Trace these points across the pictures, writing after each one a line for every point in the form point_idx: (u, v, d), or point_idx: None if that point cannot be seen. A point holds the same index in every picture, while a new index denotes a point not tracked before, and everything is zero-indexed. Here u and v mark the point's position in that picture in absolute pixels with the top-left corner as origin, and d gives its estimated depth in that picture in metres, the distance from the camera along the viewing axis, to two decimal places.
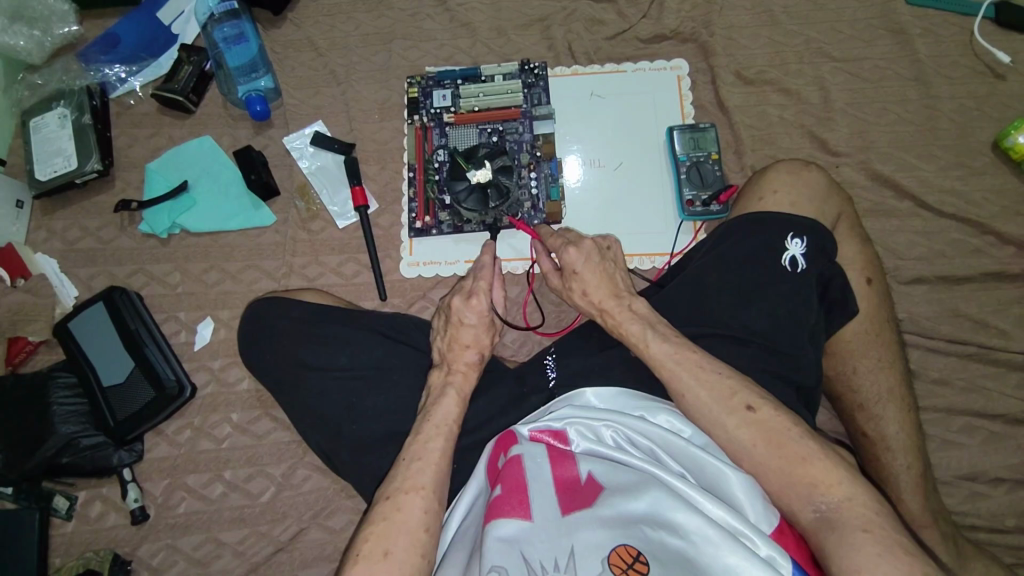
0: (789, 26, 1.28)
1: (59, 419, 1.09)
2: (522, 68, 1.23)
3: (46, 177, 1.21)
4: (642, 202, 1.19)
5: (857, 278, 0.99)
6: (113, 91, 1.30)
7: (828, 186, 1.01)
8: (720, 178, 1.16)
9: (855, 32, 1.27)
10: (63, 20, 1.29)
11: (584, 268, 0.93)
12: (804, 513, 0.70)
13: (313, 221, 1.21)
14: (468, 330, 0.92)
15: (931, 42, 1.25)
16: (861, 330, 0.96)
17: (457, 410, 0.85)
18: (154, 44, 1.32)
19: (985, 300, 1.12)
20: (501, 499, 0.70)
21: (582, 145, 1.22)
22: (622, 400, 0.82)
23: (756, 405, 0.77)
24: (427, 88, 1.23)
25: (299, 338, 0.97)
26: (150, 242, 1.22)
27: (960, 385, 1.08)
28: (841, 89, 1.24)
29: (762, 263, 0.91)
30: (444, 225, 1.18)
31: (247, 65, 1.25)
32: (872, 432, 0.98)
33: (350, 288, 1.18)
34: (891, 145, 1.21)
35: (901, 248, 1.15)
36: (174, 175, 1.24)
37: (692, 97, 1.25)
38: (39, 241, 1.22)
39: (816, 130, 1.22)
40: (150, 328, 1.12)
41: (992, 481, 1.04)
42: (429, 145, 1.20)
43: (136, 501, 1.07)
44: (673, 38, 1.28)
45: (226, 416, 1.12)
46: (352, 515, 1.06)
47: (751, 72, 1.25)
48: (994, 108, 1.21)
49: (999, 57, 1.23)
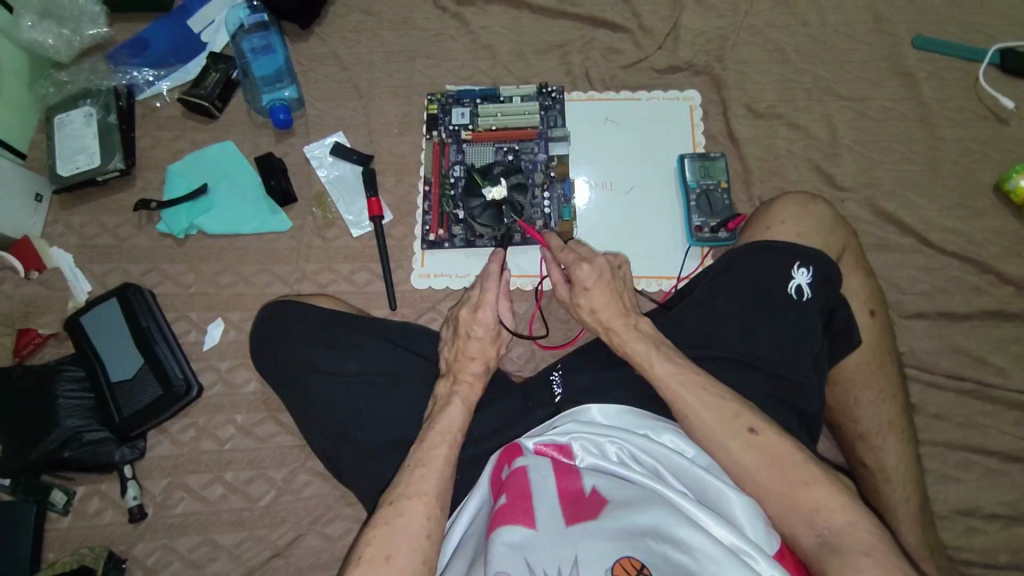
0: (799, 64, 1.32)
1: (64, 413, 1.09)
2: (539, 91, 1.27)
3: (68, 172, 1.23)
4: (652, 225, 1.22)
5: (861, 310, 1.01)
6: (140, 94, 1.33)
7: (834, 220, 1.04)
8: (729, 206, 1.18)
9: (862, 73, 1.31)
10: (93, 22, 1.33)
11: (595, 286, 0.95)
12: (807, 537, 0.71)
13: (328, 229, 1.23)
14: (477, 341, 0.93)
15: (936, 86, 1.30)
16: (864, 361, 0.98)
17: (463, 419, 0.86)
18: (183, 50, 1.36)
19: (985, 338, 1.14)
20: (506, 507, 0.71)
21: (595, 168, 1.25)
22: (626, 418, 0.84)
23: (758, 428, 0.78)
24: (447, 106, 1.27)
25: (310, 342, 0.98)
26: (166, 241, 1.24)
27: (958, 421, 1.09)
28: (848, 127, 1.28)
29: (768, 290, 0.93)
30: (457, 239, 1.20)
31: (273, 75, 1.30)
32: (873, 463, 0.98)
33: (361, 296, 1.20)
34: (895, 182, 1.24)
35: (903, 283, 1.17)
36: (193, 177, 1.27)
37: (703, 127, 1.29)
38: (56, 235, 1.24)
39: (823, 164, 1.25)
40: (162, 326, 1.13)
41: (989, 518, 1.05)
42: (446, 160, 1.23)
43: (135, 498, 1.07)
44: (686, 70, 1.32)
45: (230, 417, 1.12)
46: (351, 523, 1.06)
47: (761, 106, 1.29)
48: (995, 151, 1.25)
49: (1002, 102, 1.27)
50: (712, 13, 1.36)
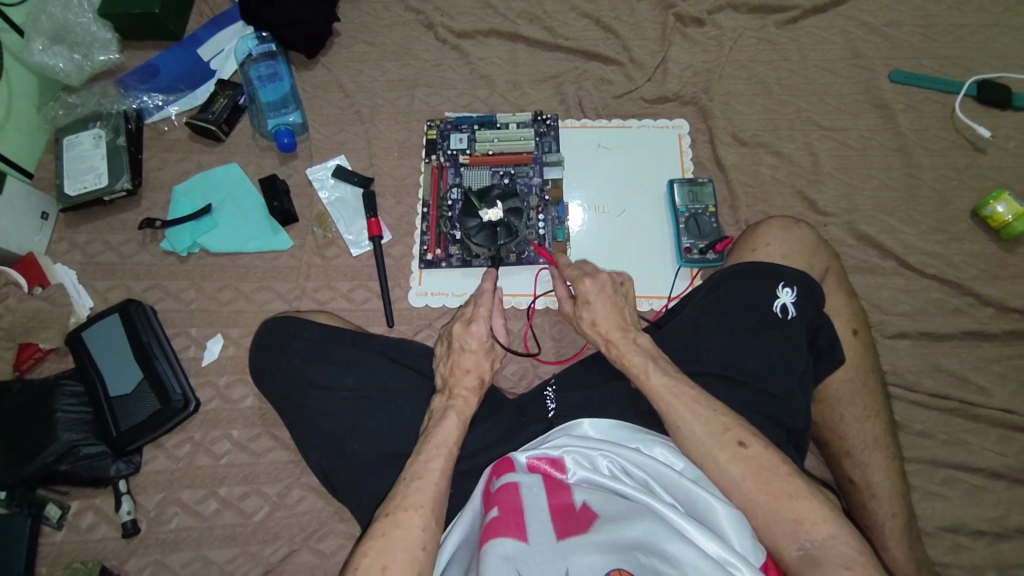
0: (781, 95, 1.39)
1: (61, 427, 1.10)
2: (535, 119, 1.33)
3: (75, 192, 1.27)
4: (644, 246, 1.26)
5: (844, 329, 1.04)
6: (149, 117, 1.38)
7: (817, 243, 1.08)
8: (717, 229, 1.23)
9: (842, 105, 1.38)
10: (105, 48, 1.39)
11: (597, 299, 0.99)
12: (789, 549, 0.73)
13: (328, 248, 1.27)
14: (469, 355, 0.96)
15: (913, 116, 1.36)
16: (848, 379, 1.01)
17: (458, 432, 0.88)
18: (192, 77, 1.41)
19: (966, 357, 1.18)
20: (498, 520, 0.72)
21: (588, 192, 1.30)
22: (618, 432, 0.85)
23: (747, 440, 0.80)
24: (445, 131, 1.33)
25: (310, 357, 1.00)
26: (169, 259, 1.27)
27: (942, 438, 1.12)
28: (830, 154, 1.34)
29: (755, 308, 0.96)
30: (454, 259, 1.23)
31: (279, 101, 1.35)
32: (860, 480, 1.00)
33: (359, 314, 1.22)
34: (875, 207, 1.29)
35: (886, 304, 1.21)
36: (198, 198, 1.30)
37: (692, 154, 1.34)
38: (60, 253, 1.27)
39: (806, 191, 1.30)
40: (162, 342, 1.14)
41: (974, 534, 1.06)
42: (444, 183, 1.27)
43: (129, 513, 1.07)
44: (675, 100, 1.38)
45: (226, 433, 1.13)
46: (344, 539, 1.06)
47: (746, 135, 1.35)
48: (972, 178, 1.31)
49: (978, 132, 1.34)
50: (699, 48, 1.43)
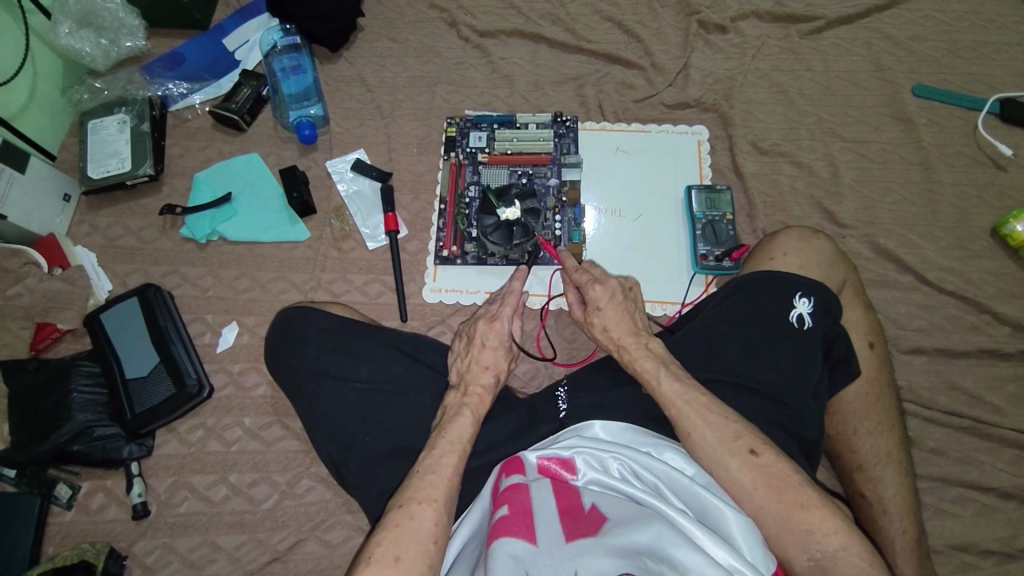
0: (803, 106, 1.38)
1: (76, 407, 1.11)
2: (555, 120, 1.33)
3: (98, 175, 1.28)
4: (660, 251, 1.26)
5: (859, 342, 1.04)
6: (173, 105, 1.40)
7: (835, 254, 1.08)
8: (733, 237, 1.22)
9: (864, 117, 1.37)
10: (131, 35, 1.40)
11: (608, 306, 0.99)
12: (799, 559, 0.73)
13: (344, 241, 1.27)
14: (488, 353, 0.96)
15: (935, 131, 1.35)
16: (862, 392, 1.01)
17: (471, 430, 0.88)
18: (217, 66, 1.43)
19: (981, 376, 1.17)
20: (508, 520, 0.72)
21: (605, 195, 1.30)
22: (629, 435, 0.85)
23: (759, 449, 0.80)
24: (464, 129, 1.33)
25: (325, 347, 1.01)
26: (188, 246, 1.28)
27: (955, 456, 1.11)
28: (850, 167, 1.33)
29: (772, 318, 0.95)
30: (469, 256, 1.24)
31: (301, 94, 1.35)
32: (871, 493, 0.99)
33: (373, 307, 1.23)
34: (894, 221, 1.28)
35: (902, 319, 1.21)
36: (218, 186, 1.31)
37: (710, 161, 1.34)
38: (81, 235, 1.28)
39: (825, 203, 1.30)
40: (178, 327, 1.16)
41: (983, 553, 1.05)
42: (462, 180, 1.28)
43: (140, 496, 1.08)
44: (696, 106, 1.38)
45: (238, 420, 1.14)
46: (351, 531, 1.07)
47: (766, 143, 1.35)
48: (993, 196, 1.30)
49: (1001, 149, 1.33)
50: (721, 55, 1.43)
